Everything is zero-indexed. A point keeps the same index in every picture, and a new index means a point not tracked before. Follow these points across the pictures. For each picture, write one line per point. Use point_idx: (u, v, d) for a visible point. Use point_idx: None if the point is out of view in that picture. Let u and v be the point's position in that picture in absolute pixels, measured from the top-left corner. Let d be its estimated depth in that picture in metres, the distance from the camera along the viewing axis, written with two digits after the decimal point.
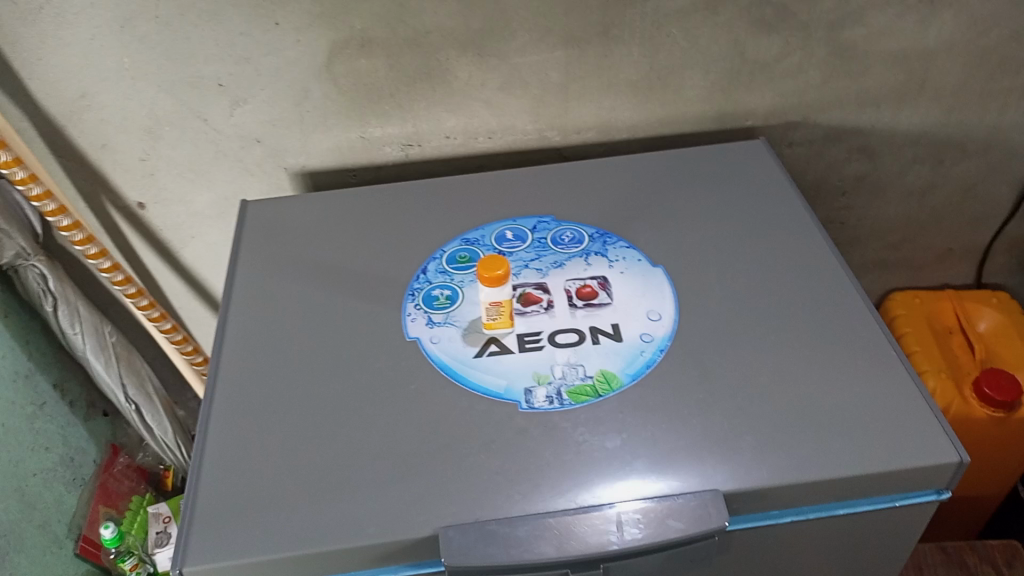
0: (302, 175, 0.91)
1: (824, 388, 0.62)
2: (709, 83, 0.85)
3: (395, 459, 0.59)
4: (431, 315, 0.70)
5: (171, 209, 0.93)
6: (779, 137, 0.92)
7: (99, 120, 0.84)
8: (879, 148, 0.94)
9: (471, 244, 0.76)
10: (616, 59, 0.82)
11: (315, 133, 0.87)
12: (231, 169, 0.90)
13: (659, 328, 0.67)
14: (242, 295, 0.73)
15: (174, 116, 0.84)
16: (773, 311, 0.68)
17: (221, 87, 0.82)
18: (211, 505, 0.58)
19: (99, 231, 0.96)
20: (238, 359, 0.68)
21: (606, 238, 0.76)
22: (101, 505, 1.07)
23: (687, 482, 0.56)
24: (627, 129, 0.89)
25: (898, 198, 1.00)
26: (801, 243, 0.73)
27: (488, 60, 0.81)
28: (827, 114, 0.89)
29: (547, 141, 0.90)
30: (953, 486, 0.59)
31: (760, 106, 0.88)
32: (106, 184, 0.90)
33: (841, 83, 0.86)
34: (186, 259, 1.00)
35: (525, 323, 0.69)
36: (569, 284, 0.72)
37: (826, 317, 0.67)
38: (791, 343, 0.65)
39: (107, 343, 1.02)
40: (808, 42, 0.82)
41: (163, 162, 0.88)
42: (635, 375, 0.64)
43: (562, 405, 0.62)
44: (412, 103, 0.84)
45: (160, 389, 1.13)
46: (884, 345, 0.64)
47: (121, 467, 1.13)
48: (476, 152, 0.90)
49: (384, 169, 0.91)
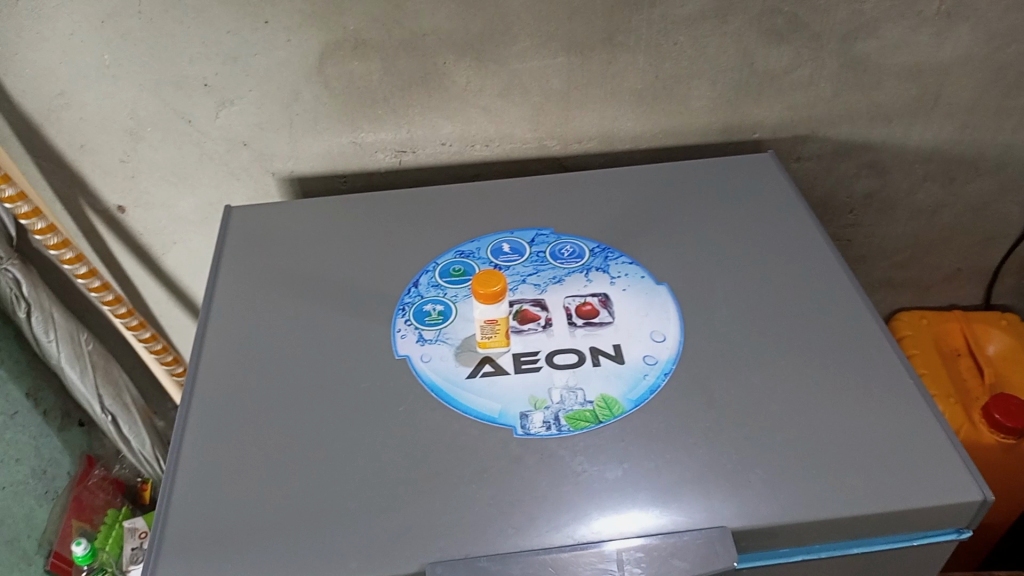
0: (290, 180, 0.87)
1: (838, 418, 0.58)
2: (717, 93, 0.82)
3: (381, 488, 0.55)
4: (422, 331, 0.66)
5: (153, 214, 0.89)
6: (787, 150, 0.88)
7: (78, 119, 0.80)
8: (889, 164, 0.91)
9: (466, 257, 0.73)
10: (620, 67, 0.79)
11: (304, 138, 0.83)
12: (216, 174, 0.86)
13: (664, 351, 0.63)
14: (223, 307, 0.69)
15: (156, 116, 0.80)
16: (782, 334, 0.64)
17: (206, 88, 0.78)
18: (182, 533, 0.54)
19: (77, 235, 0.92)
20: (216, 375, 0.64)
21: (608, 253, 0.72)
22: (74, 520, 1.03)
23: (691, 516, 0.53)
24: (630, 140, 0.86)
25: (907, 216, 0.97)
26: (812, 262, 0.70)
27: (488, 65, 0.78)
28: (837, 128, 0.86)
29: (547, 151, 0.86)
30: (974, 525, 0.55)
31: (768, 118, 0.85)
32: (85, 186, 0.86)
33: (853, 97, 0.83)
34: (167, 265, 0.96)
35: (522, 342, 0.65)
36: (568, 301, 0.68)
37: (838, 342, 0.63)
38: (802, 370, 0.61)
39: (83, 351, 0.97)
40: (820, 54, 0.79)
41: (145, 164, 0.84)
42: (638, 401, 0.60)
43: (560, 431, 0.58)
44: (407, 108, 0.81)
45: (139, 401, 1.08)
46: (900, 373, 0.61)
47: (96, 480, 1.09)
48: (473, 160, 0.87)
49: (376, 176, 0.87)
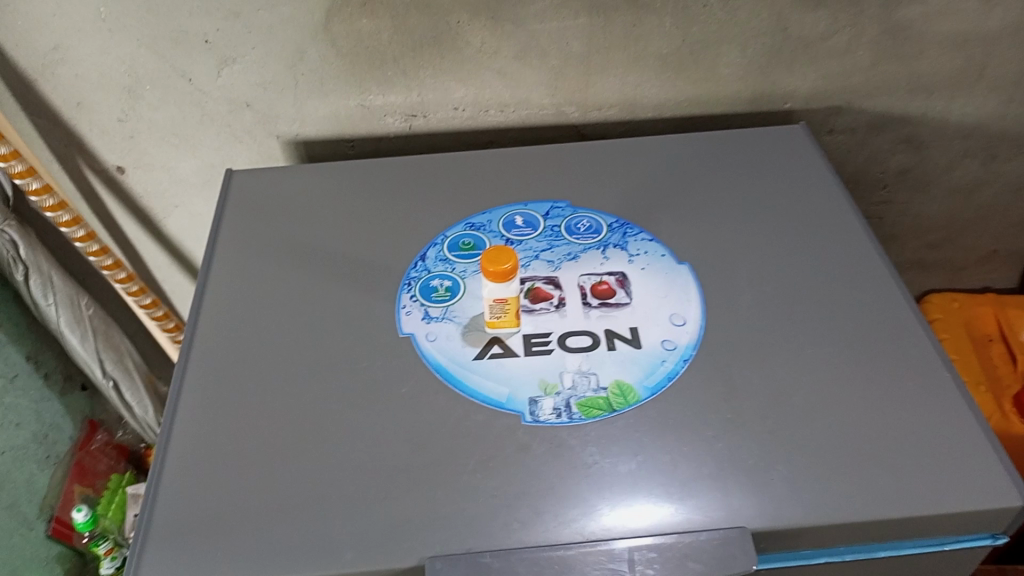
0: (296, 144, 0.83)
1: (868, 413, 0.54)
2: (747, 60, 0.77)
3: (380, 476, 0.53)
4: (428, 308, 0.63)
5: (153, 175, 0.86)
6: (819, 123, 0.84)
7: (74, 76, 0.76)
8: (927, 139, 0.86)
9: (476, 230, 0.69)
10: (645, 30, 0.74)
11: (310, 100, 0.79)
12: (218, 135, 0.82)
13: (683, 335, 0.60)
14: (221, 278, 0.66)
15: (155, 74, 0.76)
16: (811, 320, 0.60)
17: (207, 44, 0.74)
18: (171, 518, 0.51)
19: (75, 196, 0.89)
20: (212, 350, 0.61)
21: (627, 229, 0.68)
22: (76, 485, 1.01)
23: (708, 515, 0.50)
24: (653, 108, 0.81)
25: (943, 194, 0.92)
26: (845, 243, 0.66)
27: (504, 26, 0.73)
28: (874, 100, 0.81)
29: (565, 117, 0.82)
30: (1011, 531, 0.52)
31: (800, 88, 0.80)
32: (82, 146, 0.83)
33: (892, 67, 0.78)
34: (169, 229, 0.93)
35: (533, 322, 0.62)
36: (584, 279, 0.64)
37: (871, 330, 0.59)
38: (831, 360, 0.58)
39: (84, 316, 0.94)
40: (859, 19, 0.74)
41: (144, 124, 0.81)
42: (654, 389, 0.56)
43: (571, 419, 0.55)
44: (418, 70, 0.76)
45: (142, 366, 1.06)
46: (936, 366, 0.57)
47: (99, 445, 1.07)
48: (487, 126, 0.83)
49: (385, 141, 0.84)
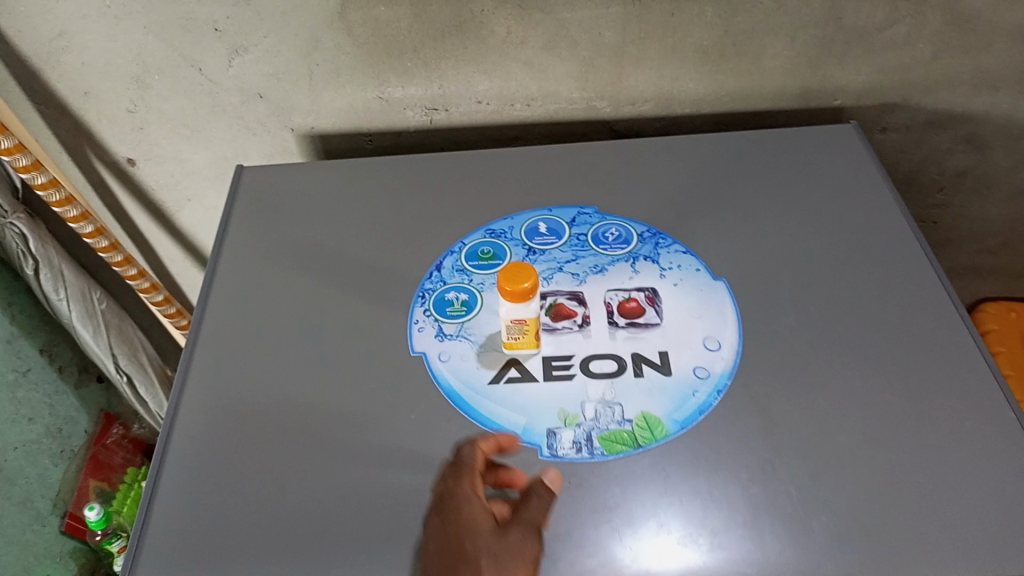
0: (311, 137, 0.79)
1: (919, 458, 0.49)
2: (794, 52, 0.71)
3: (384, 512, 0.49)
4: (441, 325, 0.58)
5: (165, 167, 0.83)
6: (872, 120, 0.77)
7: (81, 64, 0.72)
8: (990, 139, 0.79)
9: (496, 237, 0.64)
10: (684, 18, 0.68)
11: (326, 91, 0.75)
12: (231, 127, 0.78)
13: (718, 362, 0.55)
14: (225, 286, 0.63)
15: (164, 62, 0.72)
16: (859, 348, 0.55)
17: (217, 31, 0.69)
18: (163, 549, 0.49)
19: (85, 188, 0.86)
20: (213, 366, 0.58)
21: (659, 239, 0.63)
22: (91, 479, 0.99)
23: (739, 569, 0.45)
24: (690, 103, 0.76)
25: (1004, 198, 0.86)
26: (898, 259, 0.60)
27: (532, 14, 0.68)
28: (934, 96, 0.75)
29: (596, 112, 0.77)
30: None
31: (852, 83, 0.74)
32: (92, 137, 0.80)
33: (955, 60, 0.71)
34: (183, 222, 0.90)
35: (554, 342, 0.57)
36: (610, 296, 0.60)
37: (925, 361, 0.54)
38: (881, 394, 0.52)
39: (96, 311, 0.91)
40: (920, 8, 0.67)
41: (154, 115, 0.77)
42: (684, 422, 0.52)
43: (592, 455, 0.50)
44: (440, 60, 0.72)
45: (156, 360, 1.04)
46: (998, 404, 0.52)
47: (115, 439, 1.05)
48: (512, 121, 0.78)
49: (405, 135, 0.79)
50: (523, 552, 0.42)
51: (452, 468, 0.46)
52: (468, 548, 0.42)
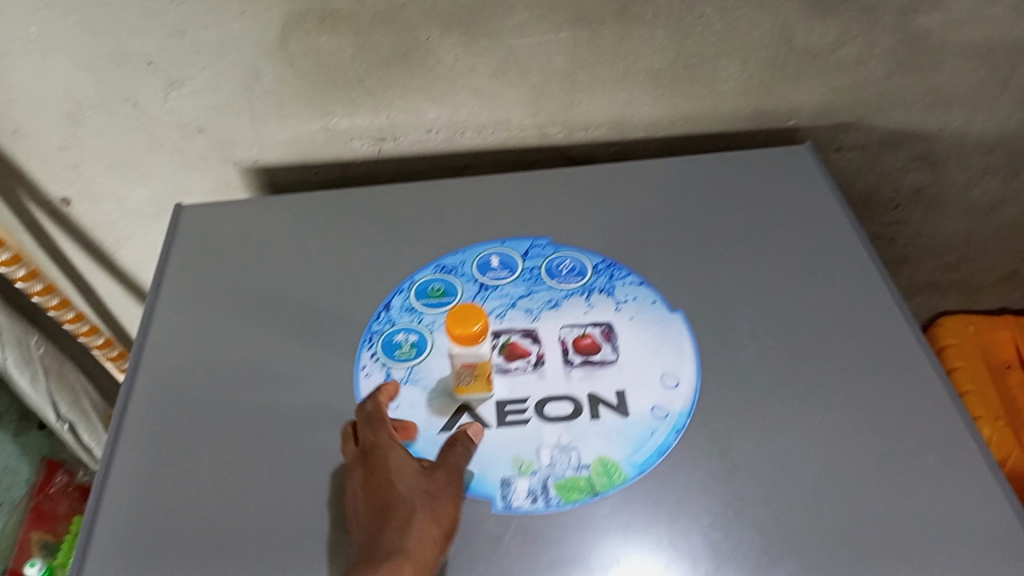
0: (256, 170, 0.77)
1: (883, 496, 0.48)
2: (747, 75, 0.70)
3: None
4: (390, 369, 0.56)
5: (102, 206, 0.80)
6: (827, 140, 0.77)
7: (7, 101, 0.69)
8: (944, 157, 0.79)
9: (447, 273, 0.62)
10: (635, 43, 0.66)
11: (268, 123, 0.72)
12: (170, 162, 0.75)
13: (676, 401, 0.53)
14: (162, 335, 0.60)
15: (97, 98, 0.69)
16: (820, 381, 0.53)
17: (151, 65, 0.66)
18: None
19: (18, 230, 0.82)
20: (148, 424, 0.55)
21: (614, 271, 0.61)
22: (33, 532, 0.95)
23: None
24: (644, 127, 0.75)
25: (960, 214, 0.86)
26: (857, 285, 0.59)
27: (478, 41, 0.65)
28: (888, 115, 0.74)
29: (548, 138, 0.75)
30: None
31: (806, 104, 0.73)
32: (24, 177, 0.76)
33: (908, 79, 0.71)
34: (123, 261, 0.87)
35: (508, 384, 0.55)
36: (565, 332, 0.58)
37: (888, 392, 0.53)
38: (844, 429, 0.51)
39: (34, 356, 0.87)
40: (872, 29, 0.66)
41: (89, 151, 0.74)
42: (643, 466, 0.50)
43: (548, 506, 0.49)
44: (386, 90, 0.69)
45: (100, 403, 1.00)
46: (960, 436, 0.51)
47: (60, 487, 1.00)
48: (463, 148, 0.76)
49: (353, 165, 0.77)
50: (447, 490, 0.48)
51: (367, 422, 0.51)
52: (400, 489, 0.47)
